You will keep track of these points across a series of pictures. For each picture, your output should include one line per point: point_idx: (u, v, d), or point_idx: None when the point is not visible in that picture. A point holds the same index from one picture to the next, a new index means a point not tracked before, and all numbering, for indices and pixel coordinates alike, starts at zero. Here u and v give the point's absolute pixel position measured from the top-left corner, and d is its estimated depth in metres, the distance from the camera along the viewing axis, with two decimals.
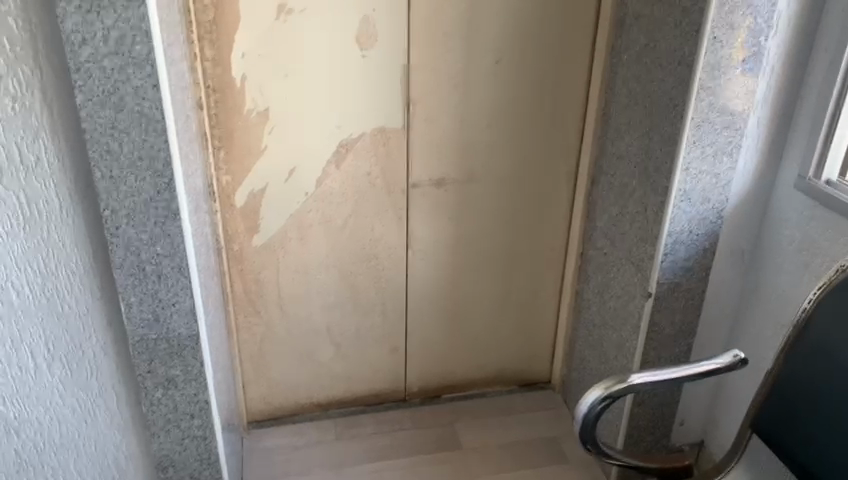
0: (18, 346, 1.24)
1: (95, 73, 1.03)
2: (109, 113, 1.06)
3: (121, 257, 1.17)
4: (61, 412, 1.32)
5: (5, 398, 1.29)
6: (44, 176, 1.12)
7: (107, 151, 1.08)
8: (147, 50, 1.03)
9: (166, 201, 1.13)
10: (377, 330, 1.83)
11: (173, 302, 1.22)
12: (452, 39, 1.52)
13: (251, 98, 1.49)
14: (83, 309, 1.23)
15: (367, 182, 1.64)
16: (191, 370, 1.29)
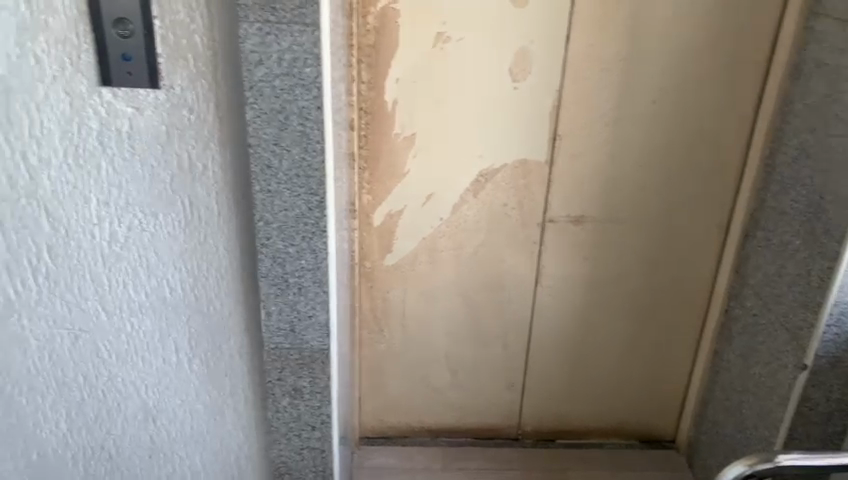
0: (165, 339, 1.32)
1: (265, 92, 1.08)
2: (274, 130, 1.11)
3: (268, 266, 1.21)
4: (194, 406, 1.38)
5: (147, 387, 1.36)
6: (208, 184, 1.19)
7: (267, 166, 1.13)
8: (316, 73, 1.07)
9: (316, 217, 1.17)
10: (496, 364, 1.79)
11: (310, 314, 1.25)
12: (608, 76, 1.48)
13: (399, 122, 1.51)
14: (226, 312, 1.29)
15: (503, 213, 1.61)
16: (318, 382, 1.31)
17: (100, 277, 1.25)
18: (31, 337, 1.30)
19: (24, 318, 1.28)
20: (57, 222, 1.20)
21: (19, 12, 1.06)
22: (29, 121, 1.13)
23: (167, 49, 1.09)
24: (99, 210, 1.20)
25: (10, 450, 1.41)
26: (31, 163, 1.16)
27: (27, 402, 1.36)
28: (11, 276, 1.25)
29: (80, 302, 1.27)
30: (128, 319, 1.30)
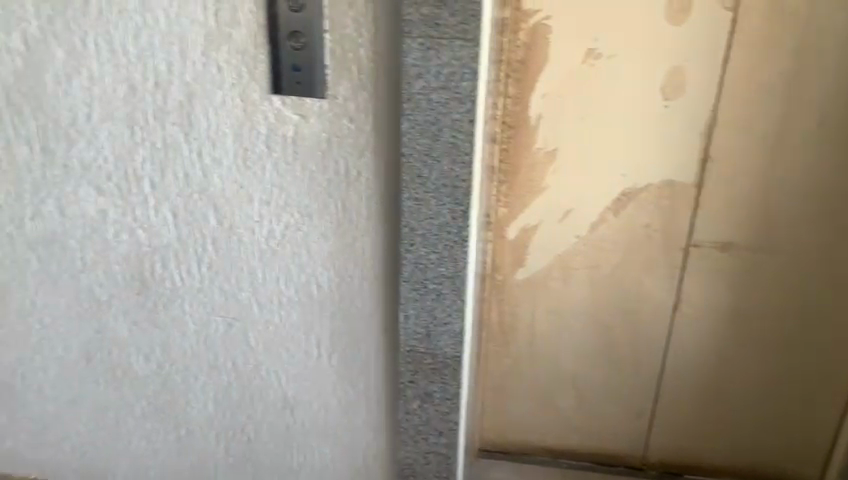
0: (309, 334, 1.38)
1: (422, 104, 1.12)
2: (426, 141, 1.14)
3: (409, 271, 1.24)
4: (329, 400, 1.43)
5: (288, 377, 1.43)
6: (360, 189, 1.24)
7: (417, 175, 1.17)
8: (472, 87, 1.10)
9: (460, 227, 1.19)
10: (624, 388, 1.74)
11: (446, 322, 1.27)
12: (768, 97, 1.41)
13: (542, 137, 1.51)
14: (366, 312, 1.34)
15: (644, 234, 1.57)
16: (449, 389, 1.33)
17: (256, 270, 1.34)
18: (190, 321, 1.41)
19: (186, 303, 1.40)
20: (223, 217, 1.31)
21: (207, 25, 1.17)
22: (207, 124, 1.24)
23: (334, 62, 1.16)
24: (260, 208, 1.29)
25: (163, 424, 1.53)
26: (205, 162, 1.27)
27: (181, 381, 1.48)
28: (179, 264, 1.36)
29: (236, 292, 1.37)
30: (277, 311, 1.37)
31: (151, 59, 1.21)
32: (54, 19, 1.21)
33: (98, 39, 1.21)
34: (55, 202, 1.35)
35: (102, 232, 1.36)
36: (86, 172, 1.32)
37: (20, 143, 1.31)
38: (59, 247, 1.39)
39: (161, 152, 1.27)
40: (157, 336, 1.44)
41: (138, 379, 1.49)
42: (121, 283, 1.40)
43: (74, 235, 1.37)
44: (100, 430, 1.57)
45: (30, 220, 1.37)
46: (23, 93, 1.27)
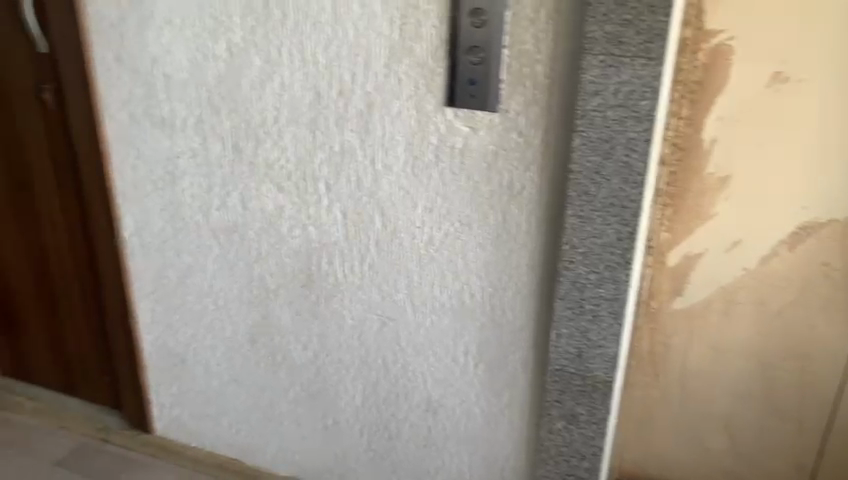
0: (458, 341, 1.40)
1: (596, 121, 1.10)
2: (597, 158, 1.13)
3: (566, 289, 1.22)
4: (472, 408, 1.44)
5: (434, 381, 1.45)
6: (522, 203, 1.24)
7: (584, 193, 1.15)
8: (651, 106, 1.07)
9: (624, 248, 1.16)
10: (786, 440, 1.55)
11: (599, 344, 1.24)
12: None
13: (714, 161, 1.39)
14: (517, 327, 1.34)
15: (822, 273, 1.42)
16: (596, 413, 1.29)
17: (413, 274, 1.38)
18: (348, 317, 1.48)
19: (345, 300, 1.47)
20: (387, 220, 1.36)
21: (392, 38, 1.22)
22: (381, 131, 1.29)
23: (510, 77, 1.17)
24: (423, 215, 1.32)
25: (314, 411, 1.62)
26: (376, 167, 1.33)
27: (333, 373, 1.56)
28: (343, 262, 1.44)
29: (393, 294, 1.42)
30: (429, 316, 1.40)
31: (337, 68, 1.28)
32: (255, 29, 1.31)
33: (291, 48, 1.30)
34: (239, 196, 1.47)
35: (278, 226, 1.47)
36: (269, 170, 1.42)
37: (215, 140, 1.44)
38: (238, 236, 1.51)
39: (337, 155, 1.35)
40: (316, 327, 1.53)
41: (294, 365, 1.59)
42: (289, 275, 1.50)
43: (253, 227, 1.49)
44: (256, 409, 1.69)
45: (217, 210, 1.51)
46: (221, 95, 1.40)
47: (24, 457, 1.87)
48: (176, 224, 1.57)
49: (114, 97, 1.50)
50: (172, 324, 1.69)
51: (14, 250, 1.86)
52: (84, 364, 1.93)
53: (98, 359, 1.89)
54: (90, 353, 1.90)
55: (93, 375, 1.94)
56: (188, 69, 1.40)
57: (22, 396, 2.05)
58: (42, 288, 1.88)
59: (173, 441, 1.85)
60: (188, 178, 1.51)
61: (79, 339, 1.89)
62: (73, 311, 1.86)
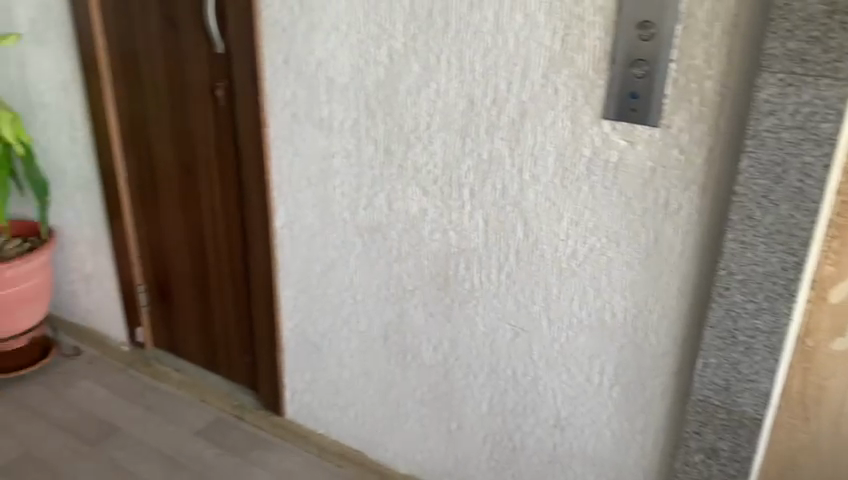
0: (593, 359, 1.37)
1: (768, 142, 1.04)
2: (766, 182, 1.06)
3: (718, 317, 1.16)
4: (602, 430, 1.41)
5: (564, 397, 1.43)
6: (677, 223, 1.20)
7: (748, 217, 1.09)
8: (833, 130, 1.00)
9: (789, 279, 1.09)
10: None
11: (751, 379, 1.17)
12: None
13: None
14: (659, 351, 1.29)
15: None
16: (740, 451, 1.22)
17: (552, 287, 1.37)
18: (481, 324, 1.49)
19: (480, 306, 1.48)
20: (530, 231, 1.35)
21: (553, 49, 1.22)
22: (533, 141, 1.29)
23: (675, 92, 1.13)
24: (568, 228, 1.30)
25: (439, 413, 1.64)
26: (524, 177, 1.32)
27: (461, 377, 1.57)
28: (481, 269, 1.45)
29: (529, 305, 1.41)
30: (565, 331, 1.38)
31: (493, 77, 1.30)
32: (417, 36, 1.35)
33: (450, 56, 1.33)
34: (386, 196, 1.52)
35: (419, 228, 1.50)
36: (416, 173, 1.46)
37: (368, 143, 1.50)
38: (381, 236, 1.57)
39: (485, 162, 1.36)
40: (448, 330, 1.55)
41: (423, 366, 1.62)
42: (426, 277, 1.53)
43: (396, 228, 1.53)
44: (382, 405, 1.74)
45: (363, 209, 1.57)
46: (378, 99, 1.45)
47: (171, 425, 2.04)
48: (324, 219, 1.64)
49: (279, 97, 1.60)
50: (311, 314, 1.78)
51: (176, 234, 2.03)
52: (227, 345, 2.07)
53: (240, 341, 2.02)
54: (233, 335, 2.03)
55: (234, 356, 2.07)
56: (349, 73, 1.47)
57: (170, 368, 2.24)
58: (197, 271, 2.03)
59: (300, 426, 1.94)
60: (340, 177, 1.58)
61: (226, 321, 2.03)
62: (222, 295, 1.99)
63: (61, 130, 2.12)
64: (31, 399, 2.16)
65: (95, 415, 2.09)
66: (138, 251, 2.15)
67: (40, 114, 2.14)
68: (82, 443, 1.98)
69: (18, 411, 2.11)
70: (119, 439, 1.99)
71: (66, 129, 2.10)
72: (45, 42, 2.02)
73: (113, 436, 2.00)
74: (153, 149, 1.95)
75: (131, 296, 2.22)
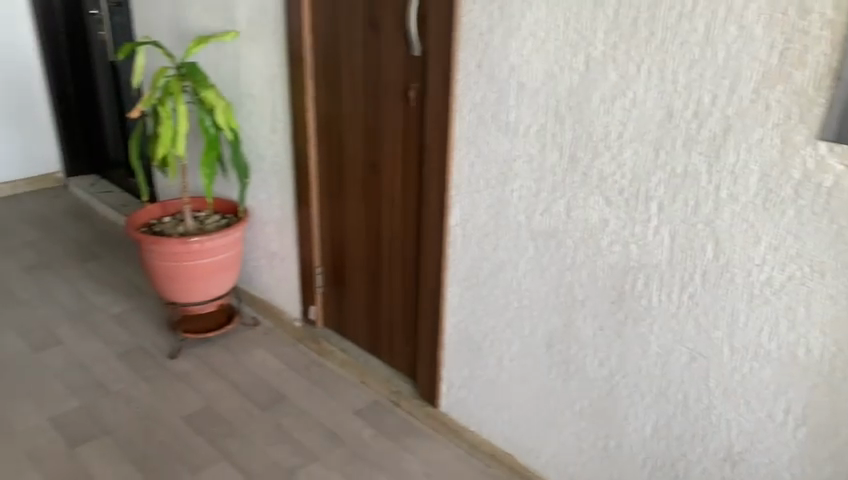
0: (778, 395, 1.27)
1: None
2: None
3: None
4: (780, 474, 1.30)
5: (740, 431, 1.35)
6: None
7: None
8: None
9: None
10: None
11: None
12: None
13: None
14: None
15: None
16: None
17: (739, 314, 1.29)
18: (654, 343, 1.45)
19: (655, 325, 1.43)
20: (721, 251, 1.29)
21: (768, 64, 1.15)
22: (735, 158, 1.23)
23: None
24: (765, 253, 1.23)
25: (598, 428, 1.61)
26: (720, 195, 1.27)
27: (626, 395, 1.53)
28: (660, 287, 1.40)
29: (711, 330, 1.35)
30: (749, 361, 1.30)
31: (697, 89, 1.25)
32: (618, 44, 1.34)
33: (651, 66, 1.30)
34: (566, 204, 1.52)
35: (598, 239, 1.48)
36: (600, 182, 1.45)
37: (553, 149, 1.51)
38: (556, 243, 1.56)
39: (678, 177, 1.32)
40: (617, 346, 1.51)
41: (586, 379, 1.60)
42: (599, 289, 1.51)
43: (573, 235, 1.53)
44: (539, 412, 1.74)
45: (540, 214, 1.58)
46: (568, 106, 1.46)
47: (333, 402, 2.18)
48: (499, 221, 1.67)
49: (467, 99, 1.65)
50: (475, 312, 1.81)
51: (355, 223, 2.16)
52: (391, 332, 2.17)
53: (404, 331, 2.11)
54: (398, 324, 2.13)
55: (396, 344, 2.17)
56: (542, 79, 1.48)
57: (336, 348, 2.38)
58: (371, 260, 2.15)
59: (454, 422, 1.99)
60: (519, 180, 1.60)
61: (393, 310, 2.13)
62: (392, 284, 2.09)
63: (264, 120, 2.33)
64: (215, 361, 2.40)
65: (268, 383, 2.28)
66: (319, 235, 2.31)
67: (247, 105, 2.37)
68: (255, 407, 2.16)
69: (204, 370, 2.35)
70: (287, 407, 2.16)
71: (268, 119, 2.31)
72: (258, 39, 2.23)
73: (282, 404, 2.17)
74: (344, 142, 2.09)
75: (309, 276, 2.40)
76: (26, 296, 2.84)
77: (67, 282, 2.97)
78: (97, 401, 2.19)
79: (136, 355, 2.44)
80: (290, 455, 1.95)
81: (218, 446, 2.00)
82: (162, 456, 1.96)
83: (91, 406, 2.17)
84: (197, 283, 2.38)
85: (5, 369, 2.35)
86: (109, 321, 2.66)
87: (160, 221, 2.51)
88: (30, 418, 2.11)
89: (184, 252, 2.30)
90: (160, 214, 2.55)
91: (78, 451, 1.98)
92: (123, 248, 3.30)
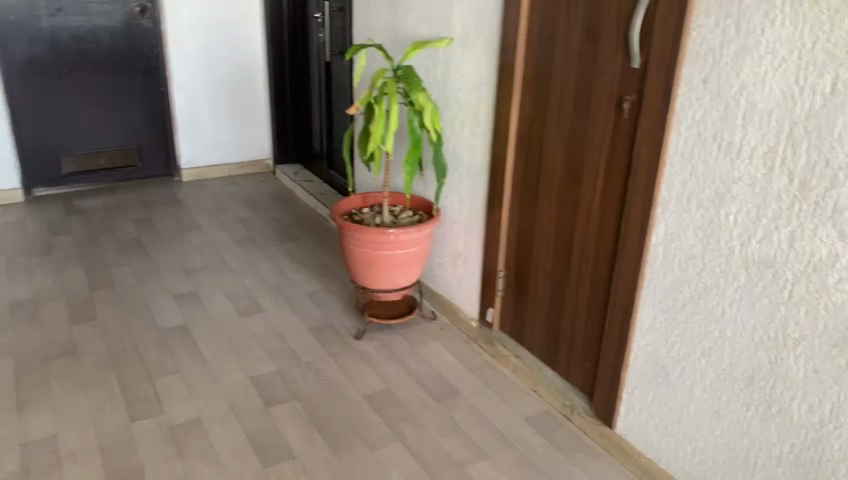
0: None
1: None
2: None
3: None
4: None
5: None
6: None
7: None
8: None
9: None
10: None
11: None
12: None
13: None
14: None
15: None
16: None
17: None
18: None
19: None
20: None
21: None
22: None
23: None
24: None
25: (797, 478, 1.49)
26: None
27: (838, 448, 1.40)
28: None
29: None
30: None
31: None
32: None
33: None
34: (789, 233, 1.42)
35: (824, 275, 1.37)
36: (834, 215, 1.34)
37: (782, 174, 1.42)
38: (772, 273, 1.47)
39: None
40: (833, 393, 1.40)
41: (790, 423, 1.48)
42: (819, 328, 1.40)
43: (793, 268, 1.43)
44: (728, 450, 1.64)
45: (756, 241, 1.49)
46: (805, 130, 1.37)
47: (505, 405, 2.21)
48: (708, 245, 1.61)
49: (687, 115, 1.60)
50: (669, 336, 1.75)
51: (546, 231, 2.17)
52: (571, 345, 2.15)
53: (585, 345, 2.09)
54: (579, 337, 2.11)
55: (575, 357, 2.15)
56: (776, 100, 1.41)
57: (511, 352, 2.40)
58: (558, 270, 2.15)
59: (630, 446, 1.94)
60: (738, 203, 1.52)
61: (575, 322, 2.11)
62: (578, 297, 2.08)
63: (466, 123, 2.41)
64: (395, 347, 2.53)
65: (443, 376, 2.36)
66: (506, 241, 2.35)
67: (452, 108, 2.47)
68: (430, 397, 2.25)
69: (384, 354, 2.49)
70: (460, 403, 2.22)
71: (471, 123, 2.39)
72: (471, 46, 2.31)
73: (455, 399, 2.24)
74: (545, 150, 2.11)
75: (491, 280, 2.44)
76: (236, 266, 3.17)
77: (270, 257, 3.27)
78: (290, 368, 2.40)
79: (325, 332, 2.64)
80: (461, 448, 2.01)
81: (394, 427, 2.10)
82: (344, 427, 2.10)
83: (285, 371, 2.38)
84: (387, 272, 2.52)
85: (216, 327, 2.64)
86: (303, 297, 2.90)
87: (359, 211, 2.69)
88: (234, 374, 2.36)
89: (380, 242, 2.45)
90: (360, 205, 2.74)
91: (271, 409, 2.18)
92: (319, 232, 3.58)
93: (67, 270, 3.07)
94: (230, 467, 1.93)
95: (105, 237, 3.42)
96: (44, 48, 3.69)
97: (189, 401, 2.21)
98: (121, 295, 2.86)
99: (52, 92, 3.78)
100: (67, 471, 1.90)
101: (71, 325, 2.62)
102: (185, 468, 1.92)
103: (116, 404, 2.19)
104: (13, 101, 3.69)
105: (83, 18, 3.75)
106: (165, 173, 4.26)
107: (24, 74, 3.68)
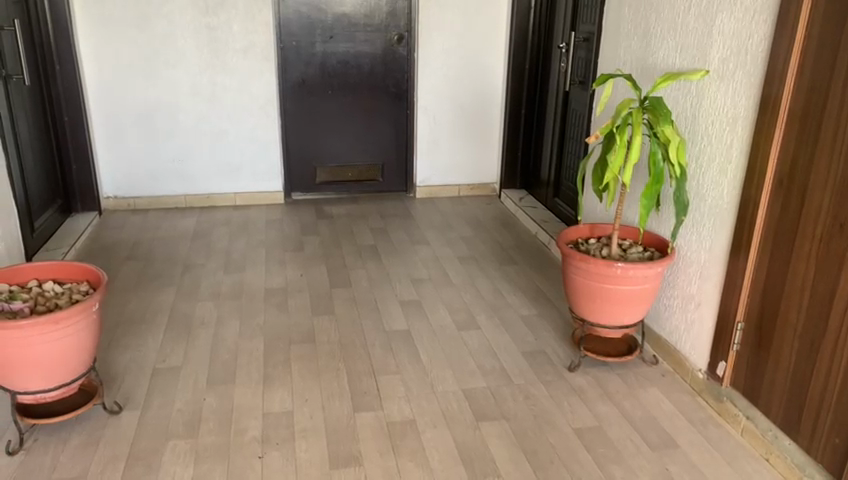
0: None
1: None
2: None
3: None
4: None
5: None
6: None
7: None
8: None
9: None
10: None
11: None
12: None
13: None
14: None
15: None
16: None
17: None
18: None
19: None
20: None
21: None
22: None
23: None
24: None
25: None
26: None
27: None
28: None
29: None
30: None
31: None
32: None
33: None
34: None
35: None
36: None
37: None
38: None
39: None
40: None
41: None
42: None
43: None
44: None
45: None
46: None
47: (729, 469, 2.03)
48: None
49: None
50: None
51: (800, 284, 1.96)
52: (818, 415, 1.91)
53: (836, 418, 1.84)
54: (830, 407, 1.86)
55: (821, 429, 1.89)
56: None
57: (741, 413, 2.19)
58: (810, 328, 1.93)
59: None
60: None
61: (826, 390, 1.87)
62: (833, 360, 1.84)
63: (714, 160, 2.28)
64: (610, 386, 2.44)
65: (660, 425, 2.23)
66: (749, 289, 2.16)
67: (700, 143, 2.34)
68: (644, 443, 2.14)
69: (598, 390, 2.42)
70: (678, 456, 2.08)
71: (720, 160, 2.24)
72: (728, 79, 2.18)
73: (673, 450, 2.10)
74: (807, 193, 1.92)
75: (726, 329, 2.25)
76: (457, 282, 3.30)
77: (489, 277, 3.36)
78: (501, 387, 2.43)
79: (539, 357, 2.63)
80: None
81: (603, 467, 2.03)
82: (551, 456, 2.08)
83: (496, 389, 2.41)
84: (609, 307, 2.45)
85: (434, 337, 2.77)
86: (518, 320, 2.92)
87: (586, 240, 2.66)
88: (448, 383, 2.45)
89: (606, 275, 2.38)
90: (587, 235, 2.70)
91: (481, 425, 2.22)
92: (539, 259, 3.59)
93: (313, 267, 3.43)
94: (438, 472, 2.00)
95: (346, 241, 3.77)
96: (315, 70, 4.18)
97: (405, 402, 2.34)
98: (355, 295, 3.12)
99: (317, 109, 4.26)
100: (298, 446, 2.11)
101: (312, 316, 2.92)
102: (398, 466, 2.03)
103: (343, 393, 2.38)
104: (285, 115, 4.23)
105: (350, 45, 4.18)
106: (401, 188, 4.59)
107: (296, 92, 4.20)
